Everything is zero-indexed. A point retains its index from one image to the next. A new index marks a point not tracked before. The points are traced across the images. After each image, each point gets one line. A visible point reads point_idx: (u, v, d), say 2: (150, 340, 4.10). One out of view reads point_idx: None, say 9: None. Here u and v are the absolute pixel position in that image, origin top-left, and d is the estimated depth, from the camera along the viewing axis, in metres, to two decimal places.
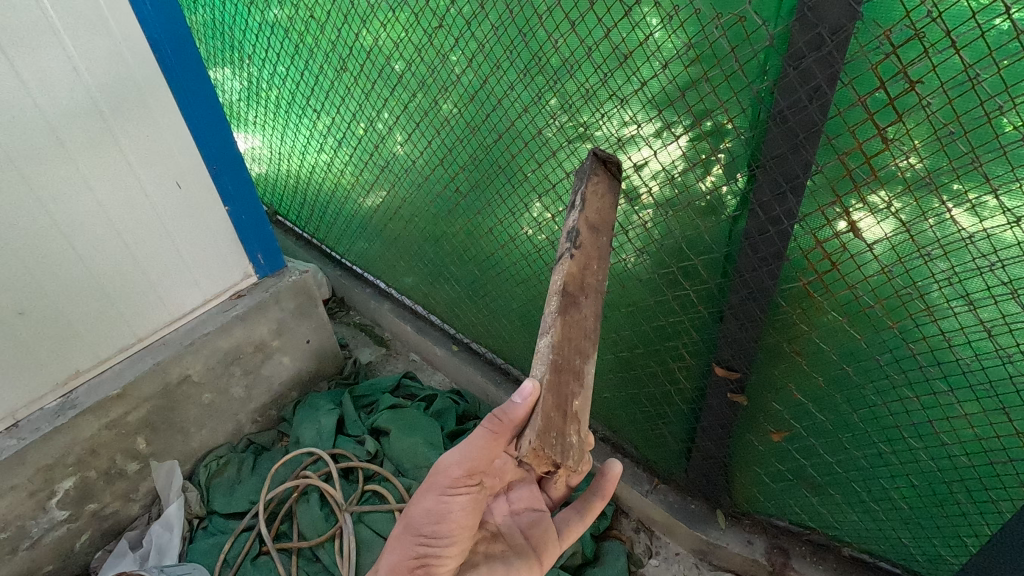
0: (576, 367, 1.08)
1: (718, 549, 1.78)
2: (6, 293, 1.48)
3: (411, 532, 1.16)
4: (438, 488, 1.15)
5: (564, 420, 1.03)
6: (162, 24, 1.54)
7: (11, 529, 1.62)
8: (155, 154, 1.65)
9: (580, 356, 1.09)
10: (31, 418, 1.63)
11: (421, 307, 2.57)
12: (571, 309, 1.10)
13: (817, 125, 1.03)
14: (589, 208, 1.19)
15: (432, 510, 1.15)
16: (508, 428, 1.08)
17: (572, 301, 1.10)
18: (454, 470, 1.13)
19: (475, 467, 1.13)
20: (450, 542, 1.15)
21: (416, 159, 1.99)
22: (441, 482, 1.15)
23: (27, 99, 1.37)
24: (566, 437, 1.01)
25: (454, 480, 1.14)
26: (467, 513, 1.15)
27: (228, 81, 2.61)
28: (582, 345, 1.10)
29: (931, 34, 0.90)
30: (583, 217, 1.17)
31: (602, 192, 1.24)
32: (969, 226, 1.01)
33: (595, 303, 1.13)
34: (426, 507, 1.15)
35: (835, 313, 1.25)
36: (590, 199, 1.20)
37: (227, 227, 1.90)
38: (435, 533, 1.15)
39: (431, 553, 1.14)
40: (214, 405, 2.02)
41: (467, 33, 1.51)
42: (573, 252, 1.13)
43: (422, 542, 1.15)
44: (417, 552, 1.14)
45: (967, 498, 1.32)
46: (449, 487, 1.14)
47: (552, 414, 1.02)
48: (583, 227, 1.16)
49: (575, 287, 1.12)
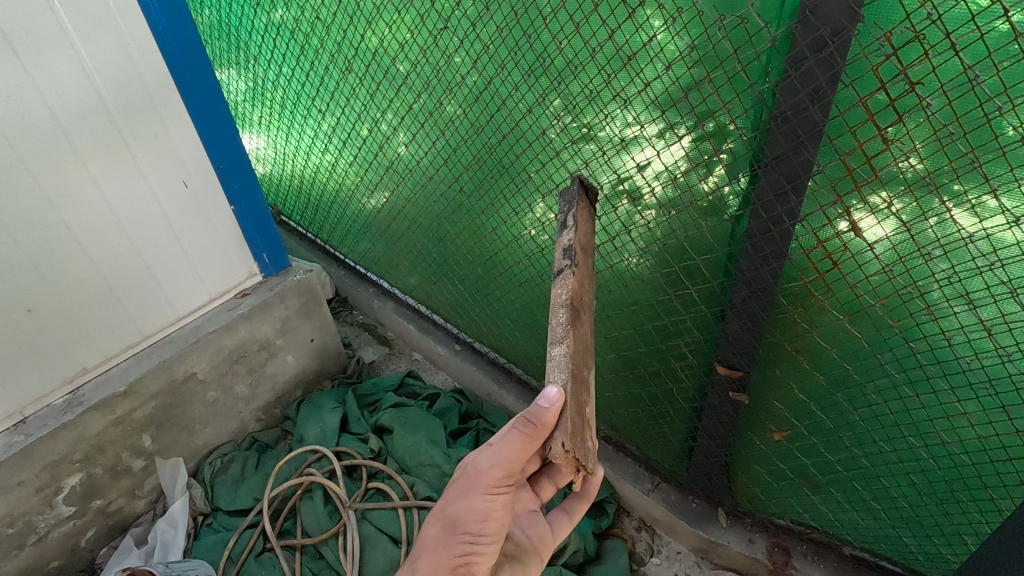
0: (583, 376, 1.15)
1: (719, 547, 1.79)
2: (15, 291, 1.49)
3: (452, 532, 1.09)
4: (480, 488, 1.10)
5: (582, 425, 1.11)
6: (171, 24, 1.56)
7: (18, 524, 1.63)
8: (162, 153, 1.67)
9: (585, 366, 1.16)
10: (39, 415, 1.64)
11: (424, 307, 2.58)
12: (576, 322, 1.13)
13: (819, 126, 1.04)
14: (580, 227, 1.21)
15: (474, 509, 1.10)
16: (541, 433, 1.08)
17: (576, 314, 1.13)
18: (494, 470, 1.10)
19: (513, 469, 1.11)
20: (493, 540, 1.09)
21: (420, 160, 2.01)
22: (484, 482, 1.10)
23: (37, 98, 1.39)
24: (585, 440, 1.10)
25: (496, 481, 1.11)
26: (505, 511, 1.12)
27: (233, 81, 2.62)
28: (585, 355, 1.16)
29: (931, 36, 0.91)
30: (576, 236, 1.19)
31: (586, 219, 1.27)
32: (969, 226, 1.02)
33: (588, 318, 1.19)
34: (470, 507, 1.09)
35: (836, 312, 1.26)
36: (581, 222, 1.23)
37: (232, 227, 1.92)
38: (479, 531, 1.09)
39: (474, 550, 1.07)
40: (219, 403, 2.04)
41: (472, 34, 1.53)
42: (572, 268, 1.15)
43: (465, 541, 1.08)
44: (461, 550, 1.07)
45: (967, 497, 1.33)
46: (490, 487, 1.10)
47: (575, 418, 1.08)
48: (577, 245, 1.18)
49: (576, 301, 1.14)
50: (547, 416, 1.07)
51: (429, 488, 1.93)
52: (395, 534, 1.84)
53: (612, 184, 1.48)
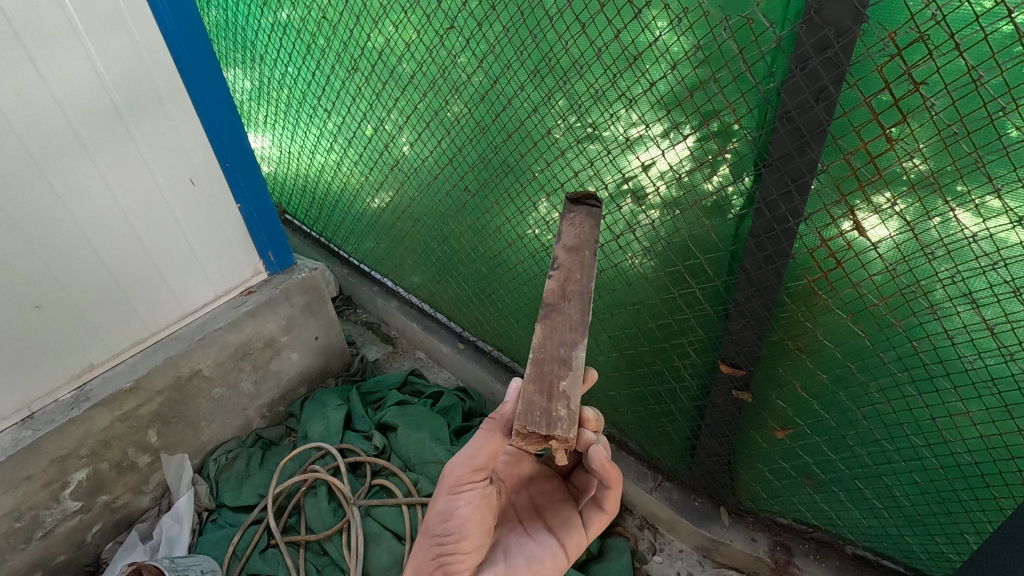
0: (564, 357, 0.98)
1: (722, 546, 1.80)
2: (24, 286, 1.50)
3: (427, 531, 1.18)
4: (445, 488, 1.14)
5: (549, 400, 0.92)
6: (180, 24, 1.58)
7: (25, 519, 1.65)
8: (170, 151, 1.68)
9: (568, 346, 0.99)
10: (46, 410, 1.65)
11: (428, 306, 2.59)
12: (553, 313, 1.05)
13: (823, 125, 1.05)
14: (567, 233, 1.20)
15: (441, 509, 1.14)
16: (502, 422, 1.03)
17: (552, 308, 1.05)
18: (458, 469, 1.12)
19: (476, 465, 1.10)
20: (462, 538, 1.15)
21: (425, 160, 2.02)
22: (447, 483, 1.13)
23: (48, 97, 1.40)
24: (552, 412, 0.90)
25: (460, 479, 1.13)
26: (475, 508, 1.14)
27: (239, 81, 2.64)
28: (568, 337, 1.01)
29: (936, 37, 0.92)
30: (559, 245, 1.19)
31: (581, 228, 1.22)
32: (972, 225, 1.03)
33: (580, 303, 1.06)
34: (437, 508, 1.15)
35: (840, 311, 1.27)
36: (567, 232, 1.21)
37: (237, 224, 1.94)
38: (446, 531, 1.15)
39: (446, 551, 1.16)
40: (224, 399, 2.05)
41: (478, 34, 1.54)
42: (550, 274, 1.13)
43: (436, 541, 1.16)
44: (433, 551, 1.17)
45: (969, 496, 1.33)
46: (454, 487, 1.13)
47: (533, 397, 0.92)
48: (560, 251, 1.17)
49: (555, 296, 1.08)
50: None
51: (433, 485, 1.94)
52: (399, 531, 1.84)
53: (616, 183, 1.49)
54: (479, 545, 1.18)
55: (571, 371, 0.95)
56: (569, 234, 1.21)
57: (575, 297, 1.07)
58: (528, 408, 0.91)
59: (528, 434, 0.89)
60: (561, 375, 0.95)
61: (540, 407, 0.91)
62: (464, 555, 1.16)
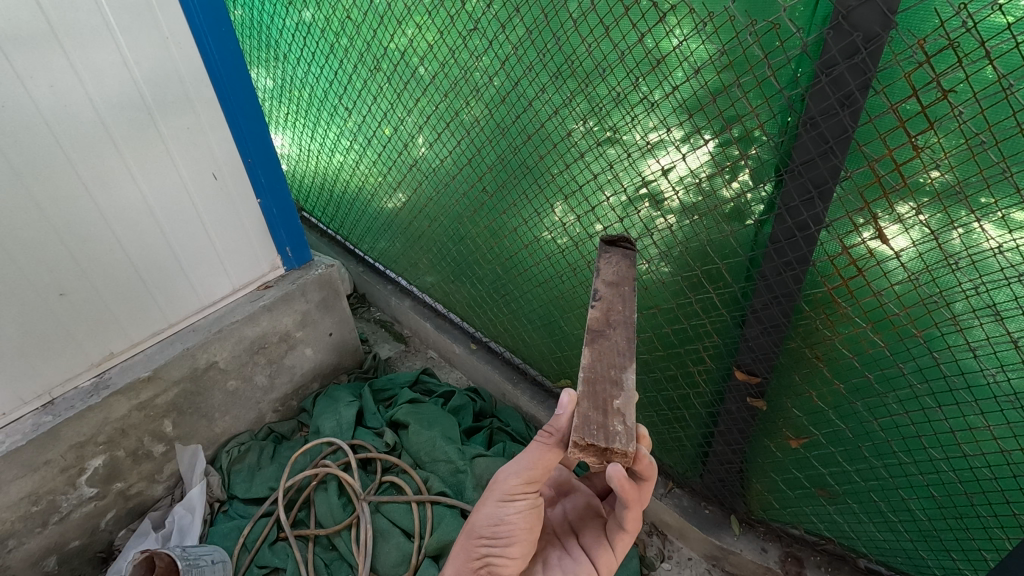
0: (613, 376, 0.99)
1: (732, 555, 1.78)
2: (49, 274, 1.53)
3: (471, 536, 1.17)
4: (496, 495, 1.12)
5: (603, 415, 0.91)
6: (209, 22, 1.61)
7: (43, 502, 1.67)
8: (194, 146, 1.71)
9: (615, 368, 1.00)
10: (66, 397, 1.68)
11: (441, 305, 2.61)
12: (599, 339, 1.06)
13: (848, 132, 1.05)
14: (606, 269, 1.24)
15: (492, 515, 1.12)
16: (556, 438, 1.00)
17: (597, 334, 1.07)
18: (511, 479, 1.09)
19: (532, 479, 1.08)
20: (509, 543, 1.14)
21: (443, 160, 2.04)
22: (500, 490, 1.11)
23: (80, 90, 1.43)
24: (609, 426, 0.89)
25: (513, 489, 1.10)
26: (526, 517, 1.12)
27: (261, 79, 2.68)
28: (616, 359, 1.02)
29: (966, 45, 0.91)
30: (598, 279, 1.22)
31: (620, 258, 1.28)
32: (998, 236, 1.02)
33: (625, 330, 1.08)
34: (486, 512, 1.13)
35: (859, 319, 1.26)
36: (604, 266, 1.25)
37: (257, 218, 1.97)
38: (494, 534, 1.14)
39: (492, 552, 1.16)
40: (238, 392, 2.07)
41: (502, 36, 1.55)
42: (591, 305, 1.14)
43: (483, 541, 1.16)
44: (478, 552, 1.17)
45: (988, 511, 1.31)
46: (505, 496, 1.11)
47: (589, 412, 0.92)
48: (600, 284, 1.20)
49: (599, 324, 1.09)
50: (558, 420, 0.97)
51: (443, 483, 1.93)
52: (408, 528, 1.84)
53: (635, 187, 1.49)
54: (522, 551, 1.16)
55: (622, 391, 0.96)
56: (608, 267, 1.25)
57: (620, 325, 1.09)
58: (584, 422, 0.90)
59: (586, 446, 0.88)
60: (615, 394, 0.95)
61: (596, 420, 0.90)
62: (509, 558, 1.15)
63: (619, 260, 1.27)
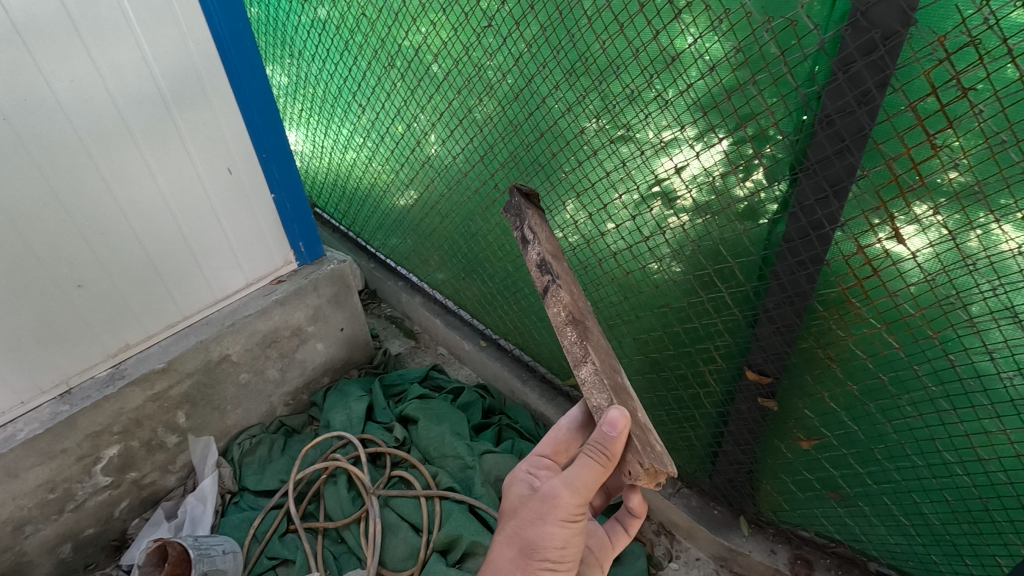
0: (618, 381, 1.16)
1: (740, 556, 1.77)
2: (68, 266, 1.56)
3: (530, 557, 1.05)
4: (555, 517, 1.06)
5: (641, 430, 1.07)
6: (227, 19, 1.63)
7: (59, 490, 1.70)
8: (210, 140, 1.73)
9: (615, 372, 1.17)
10: (83, 386, 1.71)
11: (452, 303, 2.62)
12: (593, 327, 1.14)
13: (865, 130, 1.04)
14: (544, 240, 1.28)
15: (554, 536, 1.05)
16: (611, 457, 1.03)
17: (583, 327, 1.16)
18: (568, 500, 1.05)
19: (590, 496, 1.07)
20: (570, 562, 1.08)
21: (455, 158, 2.05)
22: (558, 512, 1.06)
23: (100, 85, 1.45)
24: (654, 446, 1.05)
25: (570, 511, 1.06)
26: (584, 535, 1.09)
27: (276, 75, 2.70)
28: (610, 361, 1.19)
29: (987, 42, 0.90)
30: (542, 248, 1.25)
31: (541, 222, 1.33)
32: (1018, 236, 1.00)
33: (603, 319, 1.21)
34: (546, 534, 1.05)
35: (874, 320, 1.25)
36: (539, 232, 1.29)
37: (271, 213, 1.98)
38: (560, 557, 1.06)
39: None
40: (250, 385, 2.09)
41: (516, 33, 1.55)
42: (557, 284, 1.20)
43: (543, 566, 1.06)
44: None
45: (1003, 516, 1.29)
46: (566, 517, 1.06)
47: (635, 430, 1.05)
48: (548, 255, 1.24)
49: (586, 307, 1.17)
50: (615, 444, 1.01)
51: (452, 479, 1.94)
52: (416, 523, 1.86)
53: (647, 185, 1.48)
54: (575, 569, 1.12)
55: (631, 399, 1.14)
56: (541, 234, 1.29)
57: None
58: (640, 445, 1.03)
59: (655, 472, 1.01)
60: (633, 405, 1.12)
61: (642, 440, 1.05)
62: None
63: (542, 226, 1.33)
